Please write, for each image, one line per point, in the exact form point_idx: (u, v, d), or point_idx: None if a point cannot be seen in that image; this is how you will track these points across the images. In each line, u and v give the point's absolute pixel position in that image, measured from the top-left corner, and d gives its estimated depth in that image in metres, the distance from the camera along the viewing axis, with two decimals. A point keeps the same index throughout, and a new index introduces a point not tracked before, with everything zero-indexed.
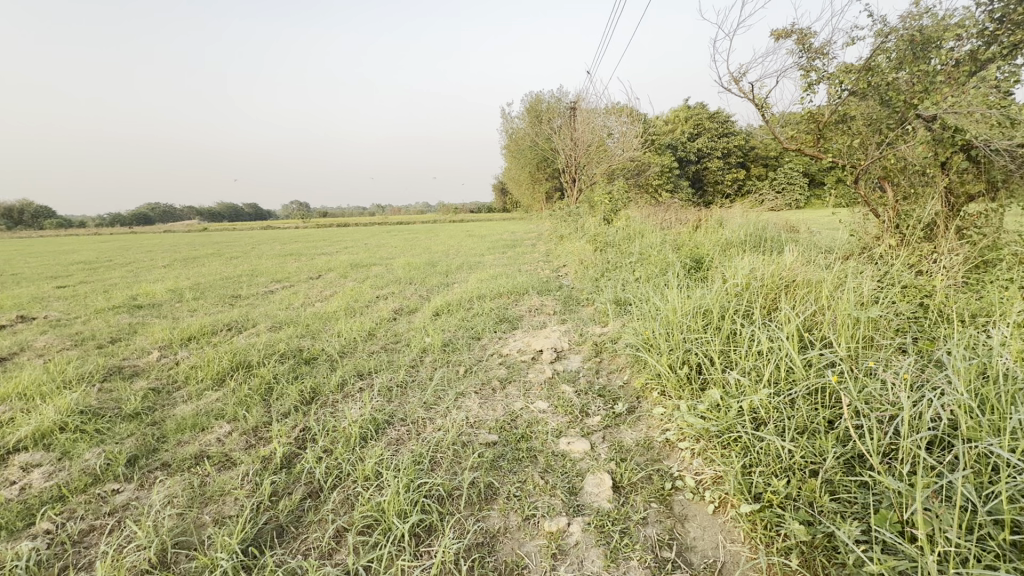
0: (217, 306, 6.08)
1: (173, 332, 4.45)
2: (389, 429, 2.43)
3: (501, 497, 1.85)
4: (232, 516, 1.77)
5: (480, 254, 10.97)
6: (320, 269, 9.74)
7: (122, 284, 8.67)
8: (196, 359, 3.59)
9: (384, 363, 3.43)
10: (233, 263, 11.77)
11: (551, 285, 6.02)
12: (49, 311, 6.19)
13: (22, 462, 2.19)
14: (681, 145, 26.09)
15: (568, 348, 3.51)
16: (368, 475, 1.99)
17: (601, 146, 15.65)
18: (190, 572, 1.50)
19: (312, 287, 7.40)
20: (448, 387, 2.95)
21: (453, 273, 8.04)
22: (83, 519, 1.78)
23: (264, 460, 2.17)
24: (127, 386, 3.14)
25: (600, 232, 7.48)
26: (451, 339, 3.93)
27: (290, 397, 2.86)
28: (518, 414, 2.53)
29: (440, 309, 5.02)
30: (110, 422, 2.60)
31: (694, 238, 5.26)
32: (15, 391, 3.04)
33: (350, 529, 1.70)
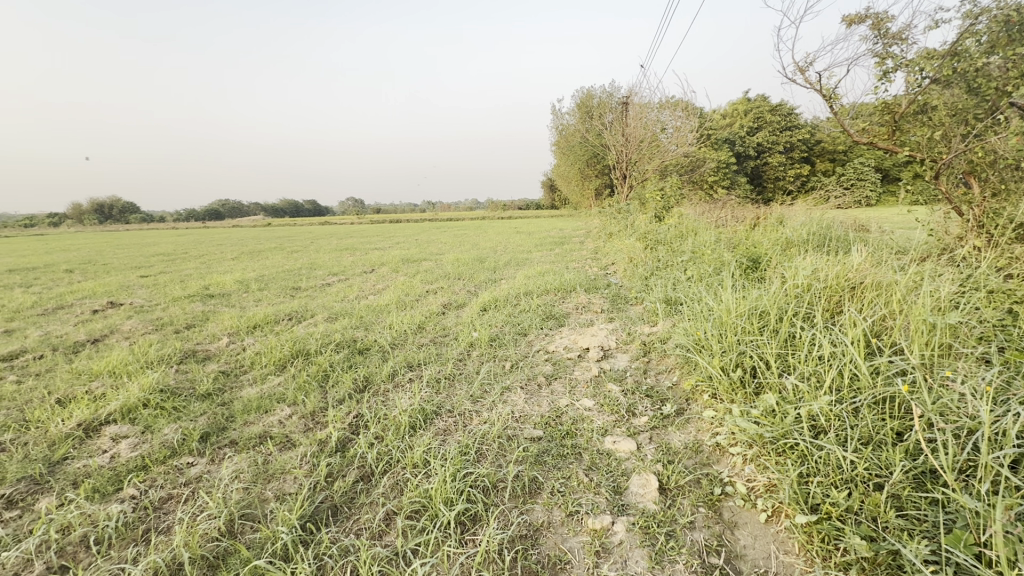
0: (280, 296, 6.45)
1: (240, 320, 4.78)
2: (437, 420, 2.50)
3: (545, 491, 1.86)
4: (291, 494, 1.88)
5: (528, 250, 11.01)
6: (373, 263, 10.10)
7: (195, 274, 9.36)
8: (261, 346, 3.84)
9: (433, 355, 3.52)
10: (293, 256, 12.42)
11: (599, 283, 5.96)
12: (135, 297, 6.79)
13: (113, 433, 2.43)
14: (739, 139, 24.99)
15: (615, 347, 3.46)
16: (417, 463, 2.06)
17: (654, 141, 15.26)
18: (255, 543, 1.61)
19: (366, 280, 7.68)
20: (494, 381, 3.00)
21: (500, 269, 8.12)
22: (162, 488, 1.95)
23: (321, 443, 2.29)
24: (200, 368, 3.40)
25: (651, 229, 7.31)
26: (498, 334, 3.98)
27: (344, 384, 3.00)
28: (563, 411, 2.53)
29: (488, 305, 5.09)
30: (186, 400, 2.84)
31: (751, 237, 5.04)
32: (107, 369, 3.37)
33: (399, 513, 1.77)
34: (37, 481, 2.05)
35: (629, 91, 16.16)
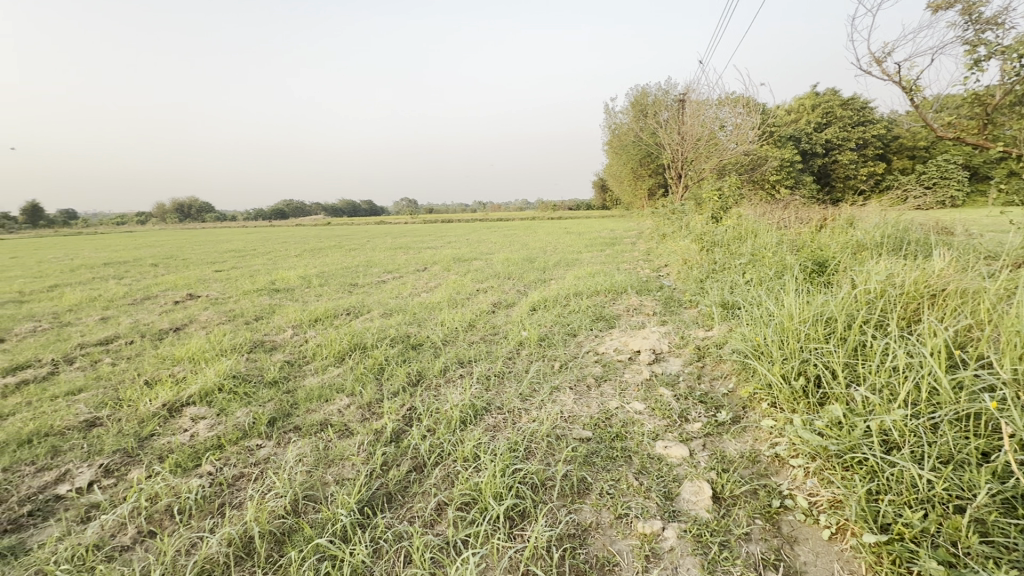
0: (339, 292, 6.77)
1: (303, 314, 5.06)
2: (487, 416, 2.54)
3: (594, 492, 1.86)
4: (349, 479, 1.98)
5: (578, 251, 10.94)
6: (426, 261, 10.37)
7: (263, 270, 10.00)
8: (322, 338, 4.05)
9: (483, 353, 3.58)
10: (350, 254, 13.00)
11: (651, 285, 5.83)
12: (211, 290, 7.35)
13: (192, 414, 2.65)
14: (806, 136, 23.65)
15: (667, 350, 3.38)
16: (467, 457, 2.11)
17: (712, 140, 14.74)
18: (316, 522, 1.71)
19: (419, 278, 7.91)
20: (543, 381, 3.01)
21: (550, 269, 8.12)
22: (235, 466, 2.11)
23: (376, 432, 2.39)
24: (268, 357, 3.64)
25: (707, 230, 7.06)
26: (547, 333, 3.99)
27: (398, 378, 3.11)
28: (613, 413, 2.50)
29: (537, 304, 5.11)
30: (255, 386, 3.05)
31: (817, 239, 4.77)
32: (187, 355, 3.67)
33: (450, 504, 1.82)
34: (130, 453, 2.27)
35: (687, 88, 15.69)
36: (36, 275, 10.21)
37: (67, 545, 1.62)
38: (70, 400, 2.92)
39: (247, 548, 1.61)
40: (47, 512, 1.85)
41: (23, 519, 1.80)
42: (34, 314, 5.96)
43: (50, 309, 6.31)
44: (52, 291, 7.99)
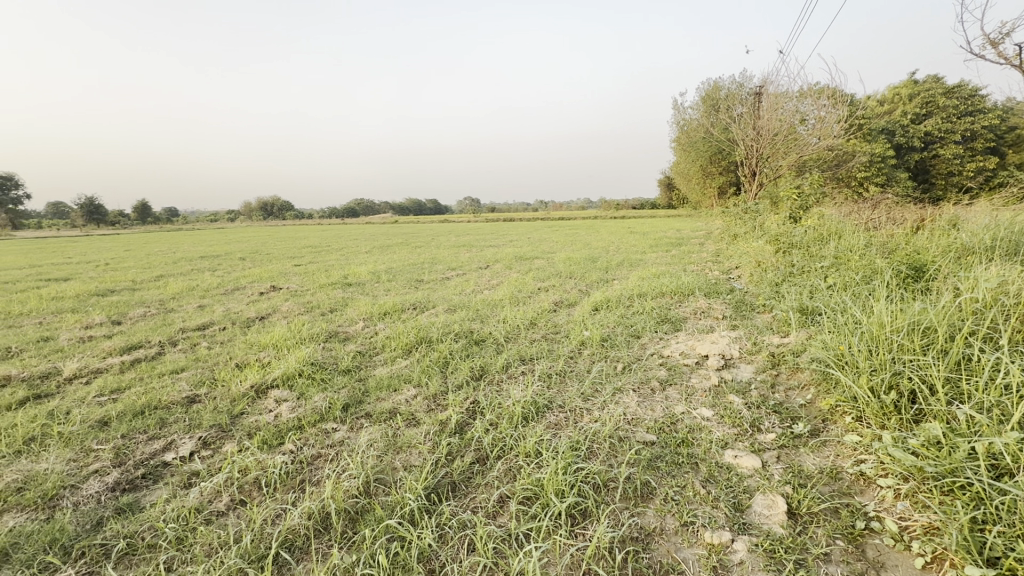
0: (406, 287, 7.06)
1: (373, 307, 5.31)
2: (549, 413, 2.55)
3: (658, 497, 1.81)
4: (417, 466, 2.07)
5: (642, 251, 10.68)
6: (488, 259, 10.57)
7: (336, 264, 10.61)
8: (391, 331, 4.25)
9: (544, 351, 3.59)
10: (417, 251, 13.49)
11: (721, 287, 5.59)
12: (291, 283, 7.90)
13: (276, 396, 2.88)
14: (901, 128, 21.59)
15: (738, 356, 3.22)
16: (529, 453, 2.13)
17: (791, 134, 13.83)
18: (386, 504, 1.80)
19: (482, 275, 8.07)
20: (606, 381, 2.98)
21: (612, 268, 7.99)
22: (313, 446, 2.26)
23: (442, 423, 2.48)
24: (342, 347, 3.87)
25: (784, 230, 6.64)
26: (610, 334, 3.94)
27: (462, 371, 3.20)
28: (678, 418, 2.43)
29: (599, 304, 5.04)
30: (331, 373, 3.25)
31: (913, 241, 4.35)
32: (271, 342, 3.98)
33: (512, 497, 1.86)
34: (224, 428, 2.50)
35: (764, 80, 14.81)
36: (147, 266, 11.47)
37: (173, 506, 1.82)
38: (174, 378, 3.26)
39: (324, 522, 1.73)
40: (156, 476, 2.09)
41: (137, 480, 2.04)
42: (144, 301, 6.70)
43: (158, 296, 7.05)
44: (158, 280, 8.93)
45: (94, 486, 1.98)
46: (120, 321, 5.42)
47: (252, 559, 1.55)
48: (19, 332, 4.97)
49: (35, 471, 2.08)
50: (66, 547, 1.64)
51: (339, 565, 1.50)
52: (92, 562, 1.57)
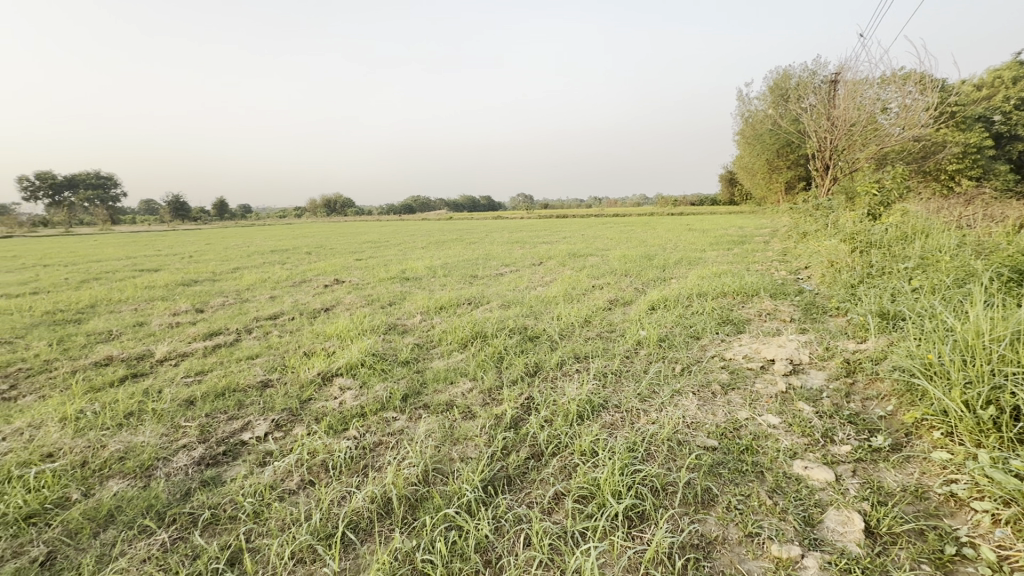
0: (460, 282, 7.19)
1: (429, 302, 5.46)
2: (604, 413, 2.52)
3: (720, 504, 1.75)
4: (473, 457, 2.11)
5: (701, 250, 10.28)
6: (541, 256, 10.56)
7: (395, 259, 10.97)
8: (446, 325, 4.35)
9: (599, 349, 3.54)
10: (471, 247, 13.70)
11: (788, 288, 5.28)
12: (353, 276, 8.27)
13: (340, 384, 3.02)
14: (1002, 114, 19.42)
15: (808, 362, 3.04)
16: (585, 452, 2.12)
17: (871, 124, 12.81)
18: (444, 494, 1.85)
19: (535, 272, 8.07)
20: (663, 383, 2.90)
21: (670, 267, 7.75)
22: (375, 433, 2.36)
23: (497, 417, 2.51)
24: (401, 339, 4.01)
25: (861, 227, 6.17)
26: (667, 334, 3.84)
27: (517, 367, 3.22)
28: (742, 424, 2.32)
29: (656, 304, 4.91)
30: (391, 364, 3.38)
31: (1016, 241, 3.91)
32: (335, 332, 4.19)
33: (567, 495, 1.86)
34: (294, 412, 2.66)
35: (840, 67, 13.81)
36: (225, 259, 12.37)
37: (250, 482, 1.96)
38: (250, 363, 3.51)
39: (386, 507, 1.80)
40: (235, 453, 2.26)
41: (219, 456, 2.22)
42: (223, 291, 7.24)
43: (234, 287, 7.60)
44: (235, 272, 9.62)
45: (183, 459, 2.17)
46: (203, 309, 5.89)
47: (320, 536, 1.65)
48: (118, 317, 5.51)
49: (134, 443, 2.31)
50: (160, 513, 1.81)
51: (401, 548, 1.56)
52: (183, 529, 1.72)
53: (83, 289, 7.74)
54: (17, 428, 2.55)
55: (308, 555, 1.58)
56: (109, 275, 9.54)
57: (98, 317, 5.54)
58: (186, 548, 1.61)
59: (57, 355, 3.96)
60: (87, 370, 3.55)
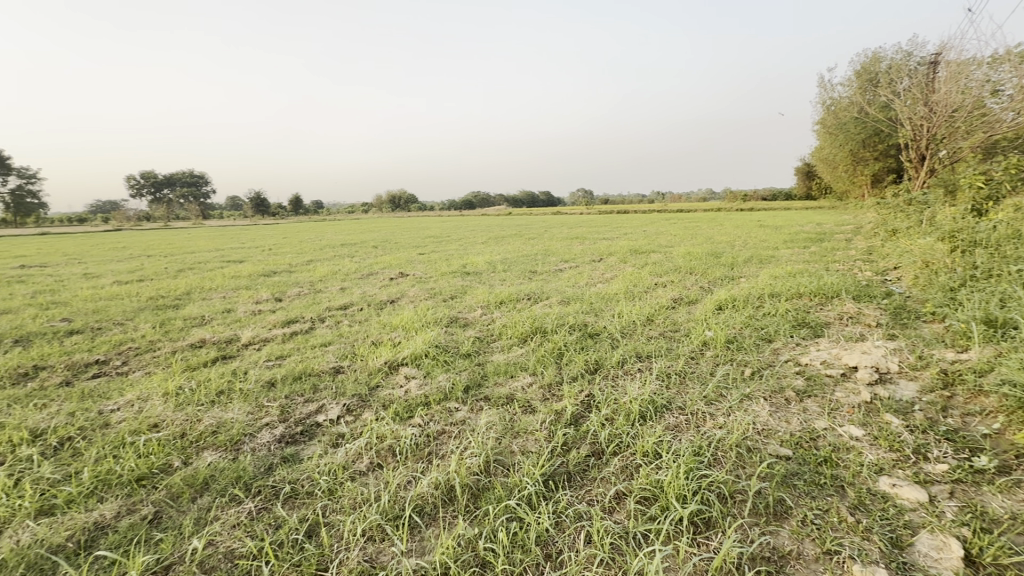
0: (520, 278, 7.24)
1: (490, 296, 5.53)
2: (668, 414, 2.45)
3: (795, 517, 1.65)
4: (533, 451, 2.13)
5: (774, 247, 9.68)
6: (601, 252, 10.40)
7: (456, 254, 11.22)
8: (507, 320, 4.39)
9: (662, 349, 3.45)
10: (531, 243, 13.74)
11: (874, 290, 4.86)
12: (417, 269, 8.55)
13: (405, 374, 3.15)
14: None
15: (897, 371, 2.78)
16: (648, 453, 2.08)
17: (977, 109, 11.45)
18: (505, 485, 1.89)
19: (595, 268, 7.97)
20: (732, 387, 2.77)
21: (739, 265, 7.37)
22: (438, 422, 2.44)
23: (557, 413, 2.51)
24: (462, 332, 4.10)
25: (964, 224, 5.54)
26: (737, 336, 3.66)
27: (577, 364, 3.21)
28: (819, 434, 2.18)
29: (724, 303, 4.69)
30: (453, 356, 3.47)
31: None
32: (401, 324, 4.36)
33: (629, 495, 1.83)
34: (363, 398, 2.81)
35: (941, 46, 12.47)
36: (300, 251, 13.22)
37: (325, 462, 2.09)
38: (324, 350, 3.74)
39: (449, 494, 1.86)
40: (311, 433, 2.42)
41: (297, 435, 2.39)
42: (299, 282, 7.74)
43: (309, 278, 8.10)
44: (309, 264, 10.26)
45: (266, 436, 2.35)
46: (281, 298, 6.32)
47: (389, 517, 1.74)
48: (210, 303, 6.04)
49: (224, 419, 2.54)
50: (248, 483, 1.98)
51: (464, 535, 1.61)
52: (266, 500, 1.87)
53: (181, 278, 8.57)
54: (128, 399, 2.88)
55: (378, 534, 1.67)
56: (202, 265, 10.47)
57: (193, 303, 6.11)
58: (269, 517, 1.75)
59: (159, 336, 4.42)
60: (184, 350, 3.93)
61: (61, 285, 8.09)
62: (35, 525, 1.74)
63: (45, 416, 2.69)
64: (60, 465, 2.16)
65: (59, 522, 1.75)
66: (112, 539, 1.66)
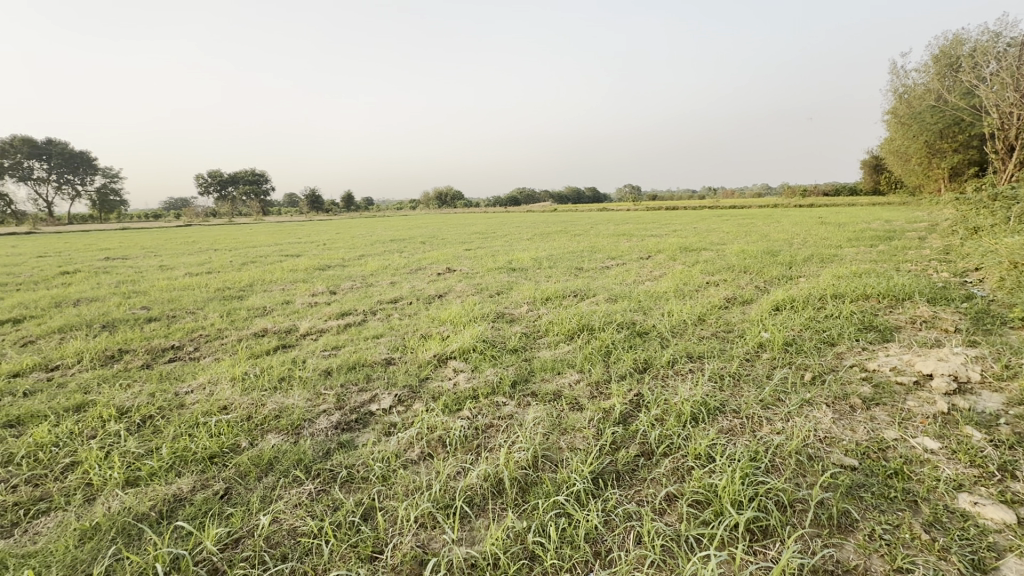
0: (566, 274, 7.20)
1: (536, 292, 5.54)
2: (721, 417, 2.37)
3: (862, 531, 1.56)
4: (582, 449, 2.12)
5: (838, 246, 9.13)
6: (650, 249, 10.17)
7: (501, 250, 11.30)
8: (553, 316, 4.39)
9: (715, 350, 3.34)
10: (576, 239, 13.63)
11: (951, 292, 4.50)
12: (463, 265, 8.66)
13: (454, 367, 3.21)
14: None
15: (979, 381, 2.56)
16: (700, 456, 2.03)
17: None
18: (554, 481, 1.89)
19: (644, 266, 7.80)
20: (791, 391, 2.65)
21: (798, 264, 7.01)
22: (486, 416, 2.48)
23: (605, 411, 2.49)
24: (509, 327, 4.13)
25: None
26: (796, 338, 3.49)
27: (625, 362, 3.16)
28: (888, 445, 2.05)
29: (782, 304, 4.48)
30: (500, 351, 3.50)
31: None
32: (449, 318, 4.45)
33: (681, 498, 1.79)
34: (414, 389, 2.89)
35: None
36: (352, 246, 13.73)
37: (378, 449, 2.17)
38: (376, 342, 3.87)
39: (498, 487, 1.89)
40: (365, 421, 2.51)
41: (352, 422, 2.49)
42: (352, 275, 8.04)
43: (361, 272, 8.40)
44: (361, 259, 10.65)
45: (324, 422, 2.47)
46: (336, 291, 6.59)
47: (440, 505, 1.78)
48: (271, 295, 6.38)
49: (286, 404, 2.69)
50: (308, 466, 2.09)
51: (513, 527, 1.63)
52: (325, 482, 1.97)
53: (245, 270, 9.11)
54: (201, 382, 3.10)
55: (429, 521, 1.72)
56: (263, 259, 11.07)
57: (256, 295, 6.48)
58: (328, 499, 1.84)
59: (227, 325, 4.73)
60: (249, 338, 4.18)
61: (140, 276, 8.78)
62: (122, 494, 1.92)
63: (129, 394, 2.94)
64: (143, 440, 2.36)
65: (143, 493, 1.92)
66: (189, 510, 1.80)
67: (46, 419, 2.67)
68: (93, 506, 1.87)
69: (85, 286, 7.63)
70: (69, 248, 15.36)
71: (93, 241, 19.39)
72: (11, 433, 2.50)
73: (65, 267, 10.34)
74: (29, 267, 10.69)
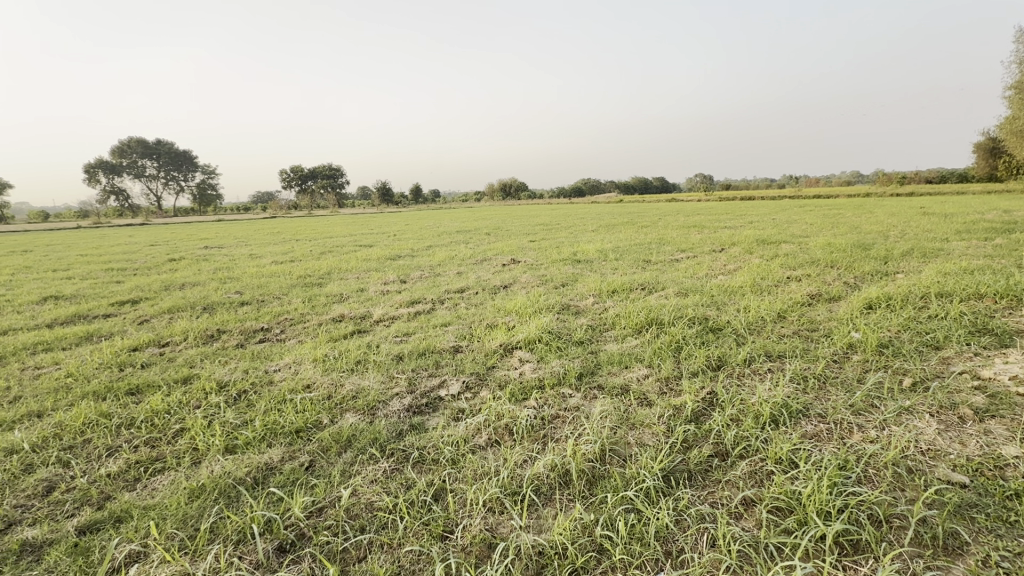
0: (633, 267, 7.02)
1: (602, 284, 5.45)
2: (805, 421, 2.22)
3: (973, 556, 1.40)
4: (651, 445, 2.07)
5: (944, 239, 8.18)
6: (723, 241, 9.64)
7: (566, 242, 11.21)
8: (619, 309, 4.29)
9: (797, 349, 3.12)
10: (644, 230, 13.21)
11: None
12: (528, 257, 8.68)
13: (520, 357, 3.24)
14: None
15: None
16: (782, 461, 1.91)
17: None
18: (623, 475, 1.86)
19: (717, 259, 7.43)
20: (887, 398, 2.42)
21: (896, 259, 6.35)
22: (552, 407, 2.48)
23: (675, 408, 2.41)
24: (575, 319, 4.10)
25: None
26: (891, 340, 3.18)
27: (697, 359, 3.03)
28: (1008, 462, 1.81)
29: (875, 302, 4.10)
30: (565, 343, 3.48)
31: None
32: (515, 309, 4.49)
33: (759, 503, 1.70)
34: (480, 377, 2.95)
35: None
36: (421, 237, 14.20)
37: (448, 433, 2.25)
38: (444, 330, 3.99)
39: (565, 477, 1.89)
40: (435, 405, 2.61)
41: (422, 406, 2.59)
42: (421, 266, 8.31)
43: (429, 262, 8.65)
44: (429, 249, 10.98)
45: (397, 405, 2.58)
46: (406, 280, 6.85)
47: (508, 492, 1.82)
48: (347, 283, 6.76)
49: (362, 386, 2.84)
50: (382, 444, 2.20)
51: (581, 520, 1.62)
52: (398, 461, 2.06)
53: (324, 259, 9.69)
54: (287, 362, 3.36)
55: (497, 506, 1.76)
56: (339, 249, 11.72)
57: (333, 282, 6.87)
58: (402, 477, 1.93)
59: (308, 310, 5.07)
60: (328, 323, 4.46)
61: (234, 264, 9.59)
62: (224, 459, 2.12)
63: (227, 370, 3.25)
64: (239, 413, 2.59)
65: (240, 459, 2.11)
66: (279, 478, 1.96)
67: (159, 388, 3.01)
68: (199, 469, 2.08)
69: (189, 272, 8.47)
70: (174, 238, 17.05)
71: (193, 231, 21.46)
72: (132, 399, 2.85)
73: (172, 255, 11.53)
74: (143, 254, 12.02)
